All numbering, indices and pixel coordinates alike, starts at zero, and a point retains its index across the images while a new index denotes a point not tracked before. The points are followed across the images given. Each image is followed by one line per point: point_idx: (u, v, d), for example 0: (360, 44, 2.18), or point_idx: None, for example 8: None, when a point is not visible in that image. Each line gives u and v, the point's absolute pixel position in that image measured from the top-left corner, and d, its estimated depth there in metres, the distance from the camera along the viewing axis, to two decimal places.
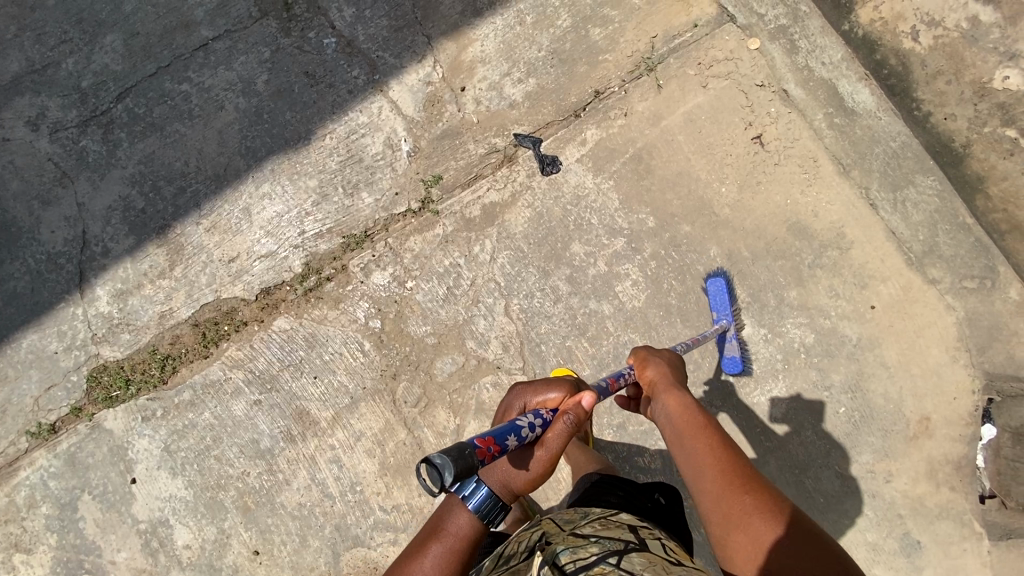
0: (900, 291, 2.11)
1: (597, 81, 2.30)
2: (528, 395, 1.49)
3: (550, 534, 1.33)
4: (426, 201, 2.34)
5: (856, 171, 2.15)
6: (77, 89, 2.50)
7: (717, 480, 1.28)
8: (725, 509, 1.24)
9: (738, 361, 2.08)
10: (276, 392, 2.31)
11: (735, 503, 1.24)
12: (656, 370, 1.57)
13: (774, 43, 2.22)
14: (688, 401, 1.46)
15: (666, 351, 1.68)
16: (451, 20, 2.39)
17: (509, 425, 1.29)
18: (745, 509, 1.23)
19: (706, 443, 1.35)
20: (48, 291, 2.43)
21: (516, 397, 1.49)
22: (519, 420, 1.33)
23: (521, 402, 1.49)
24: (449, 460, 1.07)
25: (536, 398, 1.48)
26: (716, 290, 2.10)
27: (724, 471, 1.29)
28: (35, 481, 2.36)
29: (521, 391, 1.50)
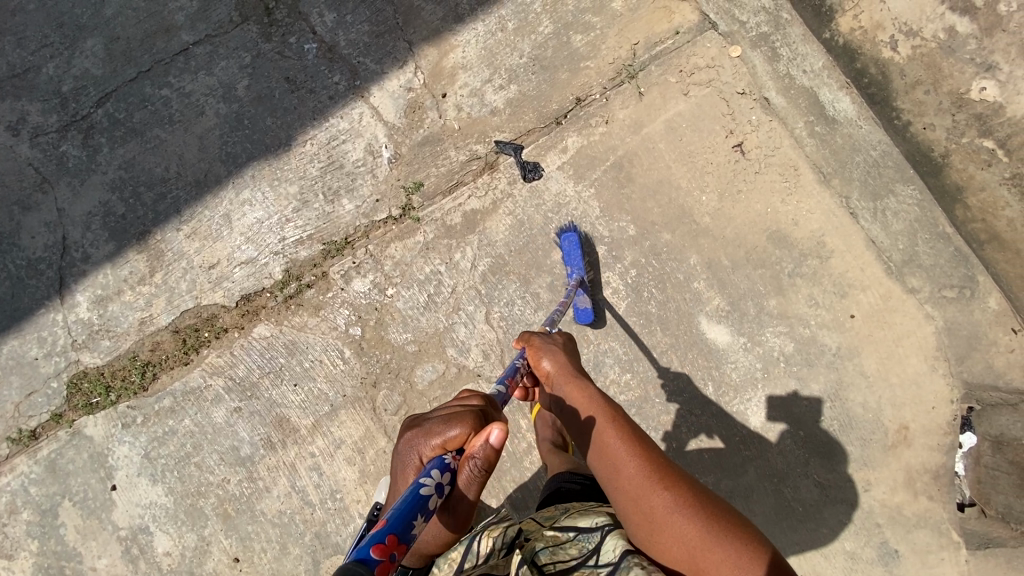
0: (880, 300, 2.11)
1: (578, 88, 2.30)
2: (423, 443, 1.25)
3: (529, 532, 1.43)
4: (406, 208, 2.33)
5: (837, 179, 2.14)
6: (57, 94, 2.48)
7: (635, 478, 1.31)
8: (647, 508, 1.26)
9: (588, 311, 2.13)
10: (256, 399, 2.30)
11: (654, 500, 1.26)
12: (556, 363, 1.64)
13: (755, 51, 2.21)
14: (594, 394, 1.53)
15: (562, 338, 1.76)
16: (432, 26, 2.38)
17: (413, 500, 1.09)
18: (666, 505, 1.25)
19: (617, 438, 1.39)
20: (28, 296, 2.42)
21: (410, 449, 1.25)
22: (422, 484, 1.13)
23: (417, 451, 1.24)
24: None
25: (431, 443, 1.24)
26: (570, 245, 2.17)
27: (639, 468, 1.32)
28: (15, 488, 2.35)
29: (414, 439, 1.26)
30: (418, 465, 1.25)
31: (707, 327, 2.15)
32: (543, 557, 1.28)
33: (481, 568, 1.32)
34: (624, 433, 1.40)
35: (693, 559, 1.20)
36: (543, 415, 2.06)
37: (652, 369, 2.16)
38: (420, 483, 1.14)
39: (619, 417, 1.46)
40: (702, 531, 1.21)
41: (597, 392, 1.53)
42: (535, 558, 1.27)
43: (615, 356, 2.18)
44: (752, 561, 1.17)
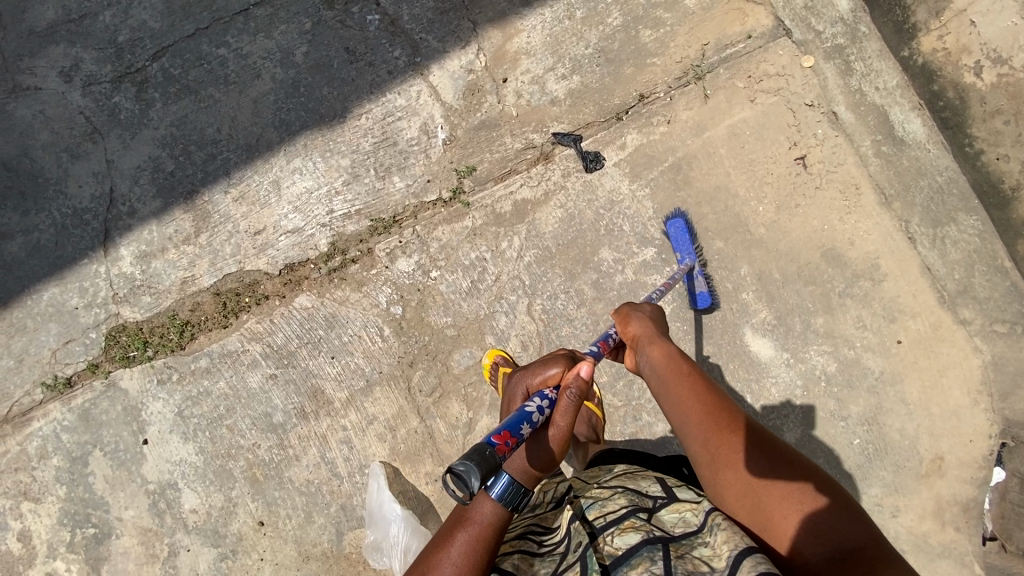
0: (929, 328, 2.09)
1: (643, 84, 2.25)
2: (529, 378, 1.61)
3: (577, 488, 1.51)
4: (457, 191, 2.31)
5: (898, 203, 2.12)
6: (113, 44, 2.46)
7: (704, 424, 1.37)
8: (716, 452, 1.33)
9: (707, 296, 2.10)
10: (293, 368, 2.32)
11: (723, 444, 1.33)
12: (642, 325, 1.69)
13: (829, 62, 2.17)
14: (673, 351, 1.56)
15: (652, 307, 1.79)
16: (498, 8, 2.33)
17: (520, 414, 1.38)
18: (735, 451, 1.31)
19: (693, 390, 1.44)
20: (72, 245, 2.43)
21: (518, 383, 1.61)
22: (527, 407, 1.41)
23: (523, 387, 1.60)
24: (473, 465, 1.13)
25: (535, 379, 1.60)
26: (677, 232, 2.13)
27: (712, 417, 1.38)
28: (47, 433, 2.39)
29: (522, 377, 1.62)
30: (526, 397, 1.59)
31: (751, 339, 2.13)
32: (592, 512, 1.35)
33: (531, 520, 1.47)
34: (702, 385, 1.45)
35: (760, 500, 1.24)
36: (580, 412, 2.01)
37: None
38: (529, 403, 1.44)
39: (697, 371, 1.49)
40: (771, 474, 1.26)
41: (672, 346, 1.59)
42: (584, 514, 1.36)
43: None
44: (821, 507, 1.19)
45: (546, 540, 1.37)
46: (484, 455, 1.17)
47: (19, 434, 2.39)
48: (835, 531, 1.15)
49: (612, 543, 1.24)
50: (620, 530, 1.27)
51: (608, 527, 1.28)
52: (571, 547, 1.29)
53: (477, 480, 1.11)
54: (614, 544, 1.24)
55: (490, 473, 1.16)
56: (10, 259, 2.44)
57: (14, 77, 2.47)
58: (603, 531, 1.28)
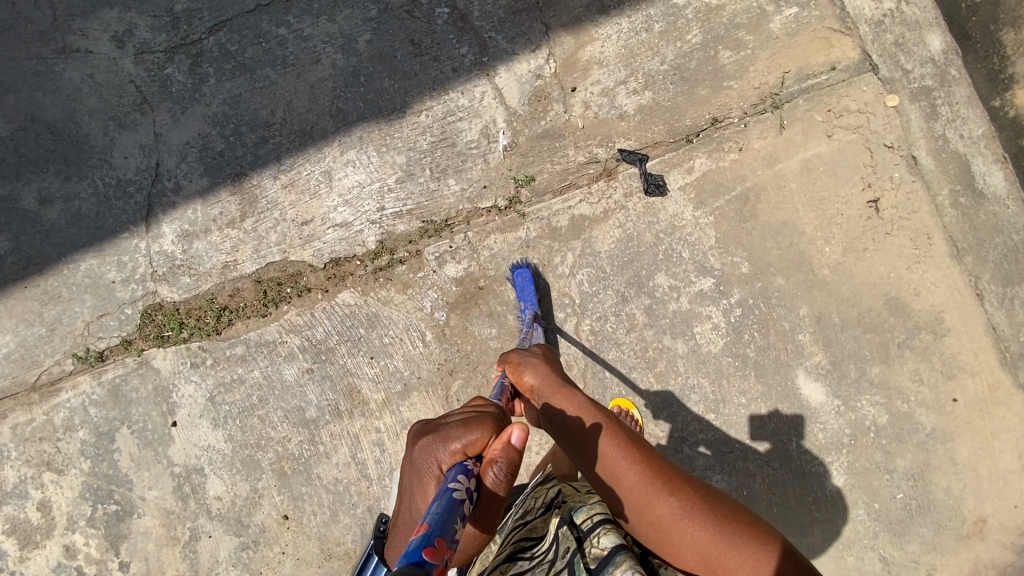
0: (986, 389, 2.04)
1: (717, 107, 2.17)
2: (442, 447, 1.16)
3: (566, 493, 1.46)
4: (513, 200, 2.24)
5: (970, 257, 2.06)
6: (170, 12, 2.38)
7: (633, 487, 1.19)
8: (653, 521, 1.16)
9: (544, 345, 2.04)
10: (330, 364, 2.27)
11: (661, 510, 1.15)
12: (534, 372, 1.49)
13: (914, 104, 2.10)
14: (580, 398, 1.35)
15: (541, 351, 1.63)
16: (574, 12, 2.25)
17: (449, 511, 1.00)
18: (674, 515, 1.14)
19: (612, 446, 1.24)
20: (113, 217, 2.37)
21: (427, 457, 1.16)
22: (455, 495, 1.04)
23: (435, 458, 1.15)
24: None
25: (453, 448, 1.14)
26: (523, 281, 2.15)
27: (638, 479, 1.19)
28: (75, 405, 2.35)
29: (433, 446, 1.16)
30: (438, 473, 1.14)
31: (803, 382, 2.08)
32: (580, 514, 1.29)
33: (520, 531, 1.45)
34: (617, 439, 1.26)
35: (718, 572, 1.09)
36: None
37: (738, 414, 2.09)
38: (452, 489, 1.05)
39: (610, 421, 1.30)
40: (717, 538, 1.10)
41: (577, 392, 1.37)
42: (572, 518, 1.29)
43: (701, 394, 2.11)
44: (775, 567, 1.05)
45: (536, 552, 1.34)
46: None
47: (46, 404, 2.36)
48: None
49: (597, 544, 1.17)
50: (606, 530, 1.21)
51: (595, 528, 1.22)
52: (560, 555, 1.23)
53: None
54: (600, 545, 1.17)
55: None
56: (48, 226, 2.39)
57: (65, 38, 2.40)
58: (590, 532, 1.22)
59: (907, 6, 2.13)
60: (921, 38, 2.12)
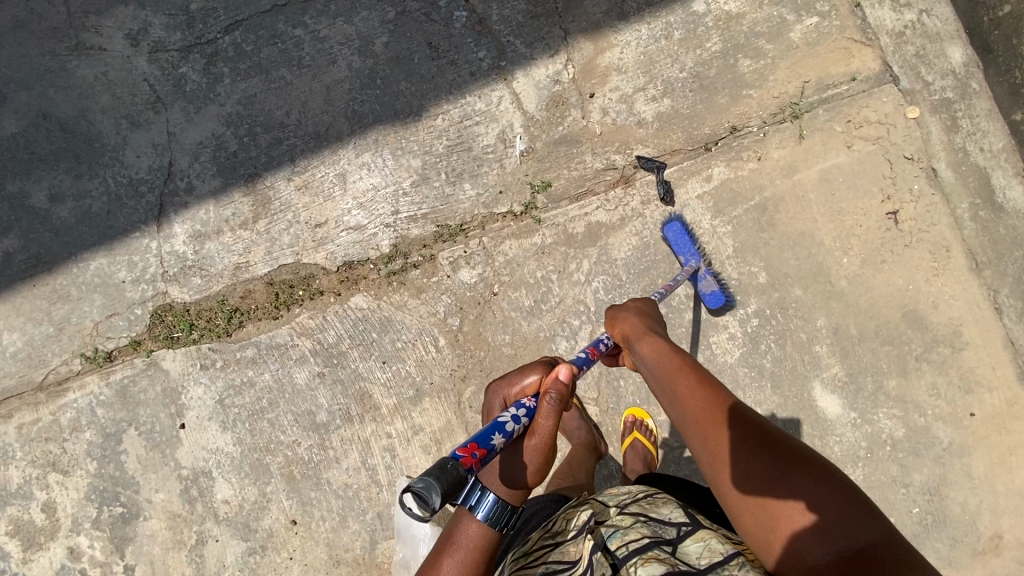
0: (1004, 404, 2.02)
1: (736, 116, 2.16)
2: (505, 388, 1.47)
3: (600, 512, 1.31)
4: (529, 206, 2.23)
5: (989, 270, 2.05)
6: (186, 11, 2.37)
7: (699, 418, 1.30)
8: (712, 447, 1.25)
9: (719, 295, 2.03)
10: (342, 368, 2.25)
11: (722, 440, 1.24)
12: (630, 323, 1.62)
13: (934, 116, 2.10)
14: (664, 343, 1.48)
15: (640, 303, 1.74)
16: (593, 18, 2.24)
17: (492, 424, 1.23)
18: (733, 446, 1.22)
19: (685, 381, 1.36)
20: (124, 217, 2.35)
21: (492, 396, 1.48)
22: (502, 416, 1.28)
23: (500, 397, 1.47)
24: (433, 479, 0.98)
25: (513, 389, 1.46)
26: (675, 235, 2.07)
27: (708, 408, 1.29)
28: (83, 406, 2.33)
29: (497, 387, 1.48)
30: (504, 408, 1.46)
31: (820, 395, 2.07)
32: (614, 542, 1.18)
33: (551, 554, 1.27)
34: (691, 377, 1.36)
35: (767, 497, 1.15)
36: (635, 446, 2.07)
37: None
38: (503, 414, 1.30)
39: (690, 362, 1.41)
40: (774, 465, 1.17)
41: (663, 339, 1.51)
42: (606, 545, 1.18)
43: None
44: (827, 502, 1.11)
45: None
46: (444, 466, 1.01)
47: (52, 404, 2.33)
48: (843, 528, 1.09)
49: None
50: (643, 561, 1.11)
51: (630, 558, 1.13)
52: None
53: (438, 495, 0.96)
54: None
55: (454, 486, 1.00)
56: (58, 224, 2.36)
57: (78, 35, 2.38)
58: (625, 562, 1.13)
59: (927, 19, 2.14)
60: (941, 51, 2.12)
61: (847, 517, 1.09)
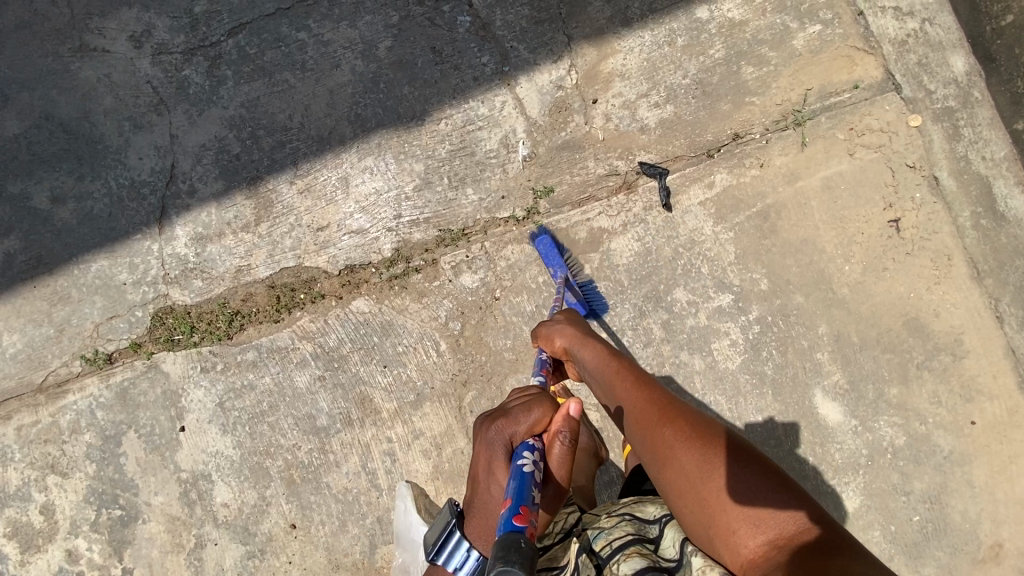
0: (1005, 412, 2.02)
1: (739, 123, 2.16)
2: (510, 428, 1.51)
3: (587, 521, 1.54)
4: (532, 211, 2.23)
5: (990, 279, 2.05)
6: (189, 14, 2.37)
7: (641, 419, 1.45)
8: (654, 446, 1.39)
9: (582, 306, 2.12)
10: (342, 372, 2.25)
11: (661, 437, 1.39)
12: (564, 334, 1.76)
13: (936, 125, 2.10)
14: (603, 351, 1.64)
15: (568, 314, 1.88)
16: (597, 24, 2.24)
17: (525, 484, 1.35)
18: (670, 442, 1.36)
19: (625, 386, 1.53)
20: (126, 219, 2.35)
21: (497, 436, 1.50)
22: (527, 468, 1.39)
23: (506, 437, 1.50)
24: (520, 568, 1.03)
25: (520, 428, 1.51)
26: (545, 247, 2.12)
27: (646, 410, 1.45)
28: (82, 408, 2.32)
29: (504, 427, 1.51)
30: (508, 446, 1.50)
31: (821, 402, 2.07)
32: (599, 542, 1.39)
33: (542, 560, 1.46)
34: (630, 382, 1.53)
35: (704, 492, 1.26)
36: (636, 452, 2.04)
37: (756, 431, 2.07)
38: (524, 464, 1.41)
39: (629, 369, 1.57)
40: (704, 459, 1.30)
41: (603, 346, 1.67)
42: (592, 546, 1.39)
43: (718, 411, 2.09)
44: (754, 491, 1.21)
45: None
46: (523, 549, 1.08)
47: (52, 405, 2.33)
48: (771, 513, 1.18)
49: (618, 570, 1.27)
50: (625, 556, 1.30)
51: (614, 556, 1.31)
52: None
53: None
54: (620, 571, 1.27)
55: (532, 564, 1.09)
56: (60, 225, 2.36)
57: (82, 37, 2.38)
58: (609, 558, 1.32)
59: (930, 28, 2.15)
60: (943, 60, 2.13)
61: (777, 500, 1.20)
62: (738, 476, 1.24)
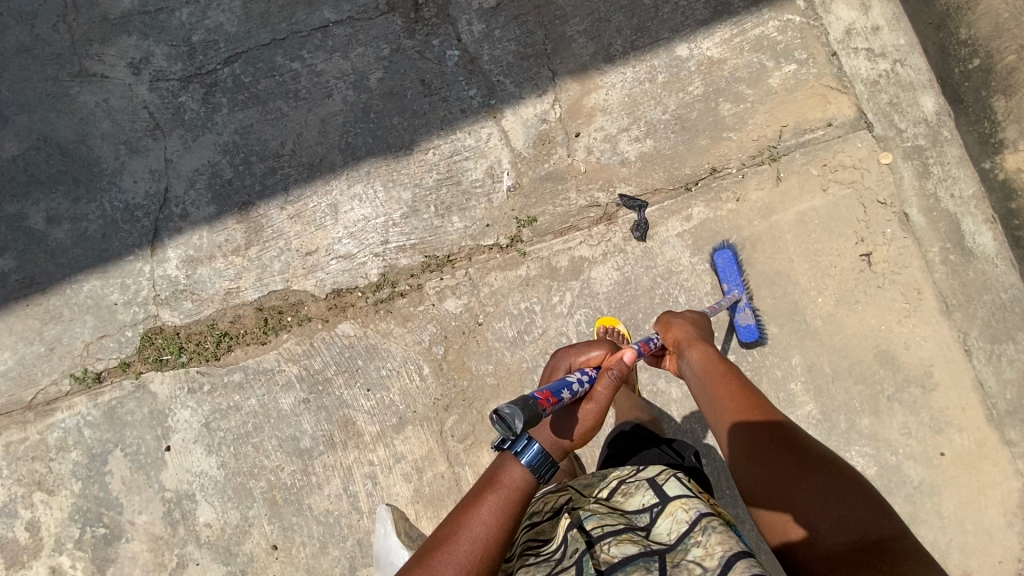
0: (973, 444, 2.07)
1: (716, 157, 2.23)
2: (572, 355, 1.57)
3: (576, 499, 1.45)
4: (515, 239, 2.29)
5: (959, 313, 2.11)
6: (187, 42, 2.45)
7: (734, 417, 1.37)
8: (742, 444, 1.31)
9: (754, 329, 2.09)
10: (326, 395, 2.29)
11: (752, 436, 1.31)
12: (684, 330, 1.68)
13: (907, 162, 2.17)
14: (714, 352, 1.57)
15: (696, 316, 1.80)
16: (580, 60, 2.32)
17: (563, 380, 1.38)
18: (762, 443, 1.29)
19: (727, 386, 1.44)
20: (119, 240, 2.40)
21: (561, 357, 1.57)
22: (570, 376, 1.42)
23: (565, 362, 1.56)
24: (517, 409, 1.19)
25: (580, 358, 1.56)
26: (725, 262, 2.13)
27: (742, 409, 1.37)
28: (70, 426, 2.35)
29: (564, 353, 1.58)
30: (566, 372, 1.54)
31: None
32: (591, 521, 1.31)
33: (528, 533, 1.42)
34: (733, 381, 1.44)
35: (789, 492, 1.19)
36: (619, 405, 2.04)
37: None
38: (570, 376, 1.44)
39: (735, 372, 1.49)
40: (800, 465, 1.22)
41: (712, 350, 1.58)
42: (582, 523, 1.31)
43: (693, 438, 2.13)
44: (849, 504, 1.13)
45: (543, 551, 1.34)
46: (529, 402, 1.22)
47: (41, 423, 2.36)
48: (864, 528, 1.09)
49: (607, 552, 1.21)
50: (617, 541, 1.24)
51: (606, 537, 1.25)
52: (566, 553, 1.27)
53: (520, 422, 1.17)
54: (610, 553, 1.21)
55: (531, 420, 1.21)
56: (54, 245, 2.41)
57: (82, 62, 2.46)
58: (600, 540, 1.25)
59: (901, 68, 2.21)
60: (914, 99, 2.20)
61: (866, 514, 1.11)
62: (822, 484, 1.17)
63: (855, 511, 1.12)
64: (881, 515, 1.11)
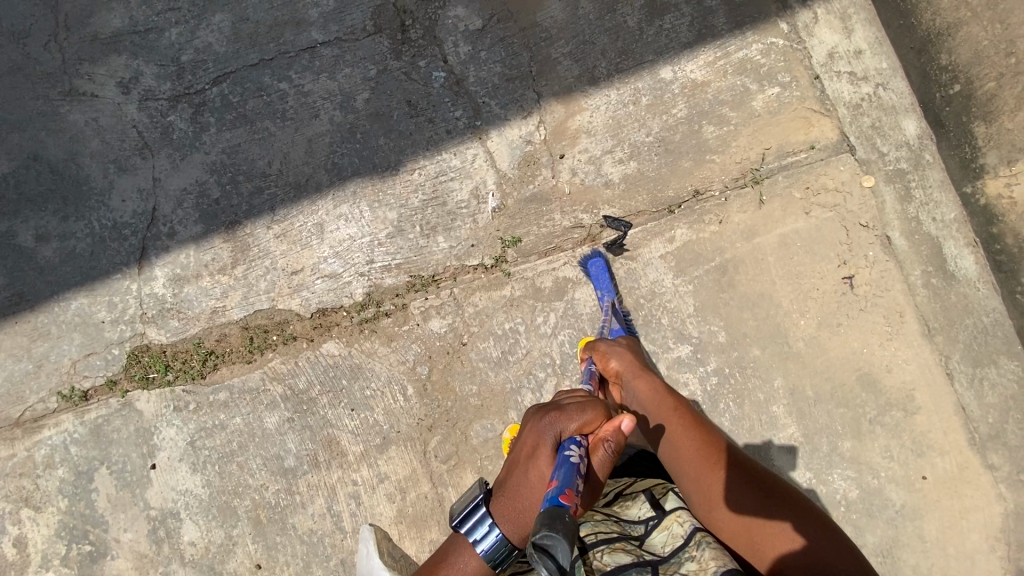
0: (955, 468, 2.07)
1: (699, 180, 2.24)
2: (562, 422, 1.52)
3: None
4: (499, 260, 2.30)
5: (941, 336, 2.11)
6: (176, 62, 2.47)
7: (695, 460, 1.51)
8: (706, 486, 1.46)
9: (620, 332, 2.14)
10: (311, 414, 2.30)
11: (715, 478, 1.47)
12: (623, 360, 1.82)
13: (889, 185, 2.18)
14: (660, 385, 1.71)
15: (626, 342, 1.94)
16: (565, 82, 2.33)
17: (569, 470, 1.37)
18: (723, 484, 1.46)
19: (681, 425, 1.59)
20: (107, 258, 2.42)
21: (550, 426, 1.52)
22: (571, 457, 1.41)
23: (554, 431, 1.51)
24: (560, 539, 1.13)
25: (572, 424, 1.51)
26: (597, 271, 2.20)
27: (702, 451, 1.53)
28: (56, 443, 2.36)
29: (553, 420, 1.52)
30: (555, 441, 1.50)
31: (777, 455, 2.10)
32: (586, 529, 1.42)
33: None
34: (687, 420, 1.60)
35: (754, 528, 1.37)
36: None
37: None
38: (569, 455, 1.42)
39: (685, 407, 1.65)
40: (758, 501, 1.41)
41: (656, 380, 1.73)
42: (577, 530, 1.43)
43: None
44: (800, 530, 1.35)
45: None
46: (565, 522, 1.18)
47: (28, 440, 2.37)
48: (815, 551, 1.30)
49: (601, 558, 1.32)
50: (611, 549, 1.35)
51: (599, 544, 1.36)
52: None
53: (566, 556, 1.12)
54: (603, 559, 1.32)
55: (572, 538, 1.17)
56: (43, 263, 2.43)
57: (72, 81, 2.48)
58: (595, 547, 1.36)
59: (884, 92, 2.22)
60: (896, 123, 2.21)
61: (814, 535, 1.34)
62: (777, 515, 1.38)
63: (812, 538, 1.32)
64: (827, 535, 1.33)
